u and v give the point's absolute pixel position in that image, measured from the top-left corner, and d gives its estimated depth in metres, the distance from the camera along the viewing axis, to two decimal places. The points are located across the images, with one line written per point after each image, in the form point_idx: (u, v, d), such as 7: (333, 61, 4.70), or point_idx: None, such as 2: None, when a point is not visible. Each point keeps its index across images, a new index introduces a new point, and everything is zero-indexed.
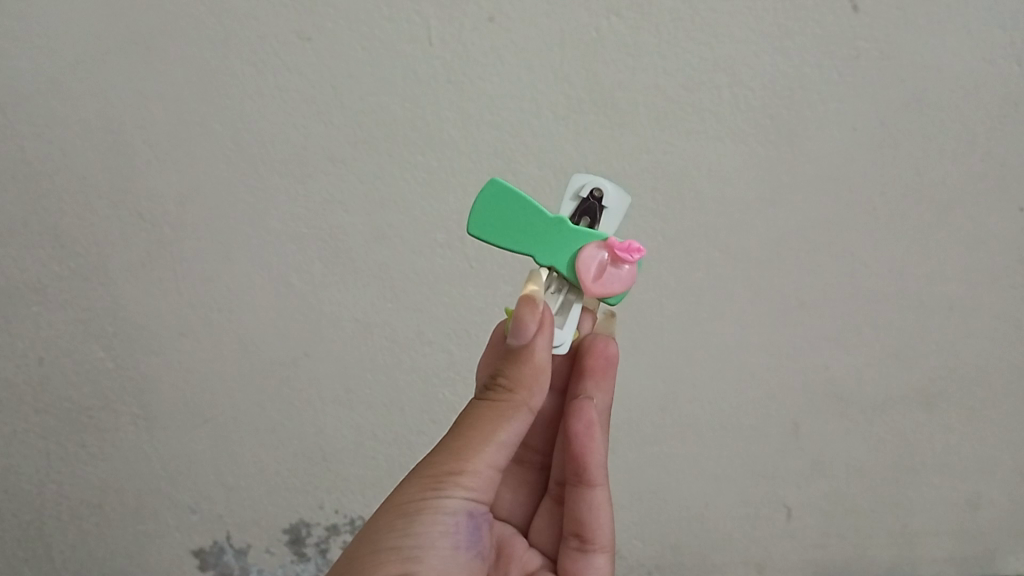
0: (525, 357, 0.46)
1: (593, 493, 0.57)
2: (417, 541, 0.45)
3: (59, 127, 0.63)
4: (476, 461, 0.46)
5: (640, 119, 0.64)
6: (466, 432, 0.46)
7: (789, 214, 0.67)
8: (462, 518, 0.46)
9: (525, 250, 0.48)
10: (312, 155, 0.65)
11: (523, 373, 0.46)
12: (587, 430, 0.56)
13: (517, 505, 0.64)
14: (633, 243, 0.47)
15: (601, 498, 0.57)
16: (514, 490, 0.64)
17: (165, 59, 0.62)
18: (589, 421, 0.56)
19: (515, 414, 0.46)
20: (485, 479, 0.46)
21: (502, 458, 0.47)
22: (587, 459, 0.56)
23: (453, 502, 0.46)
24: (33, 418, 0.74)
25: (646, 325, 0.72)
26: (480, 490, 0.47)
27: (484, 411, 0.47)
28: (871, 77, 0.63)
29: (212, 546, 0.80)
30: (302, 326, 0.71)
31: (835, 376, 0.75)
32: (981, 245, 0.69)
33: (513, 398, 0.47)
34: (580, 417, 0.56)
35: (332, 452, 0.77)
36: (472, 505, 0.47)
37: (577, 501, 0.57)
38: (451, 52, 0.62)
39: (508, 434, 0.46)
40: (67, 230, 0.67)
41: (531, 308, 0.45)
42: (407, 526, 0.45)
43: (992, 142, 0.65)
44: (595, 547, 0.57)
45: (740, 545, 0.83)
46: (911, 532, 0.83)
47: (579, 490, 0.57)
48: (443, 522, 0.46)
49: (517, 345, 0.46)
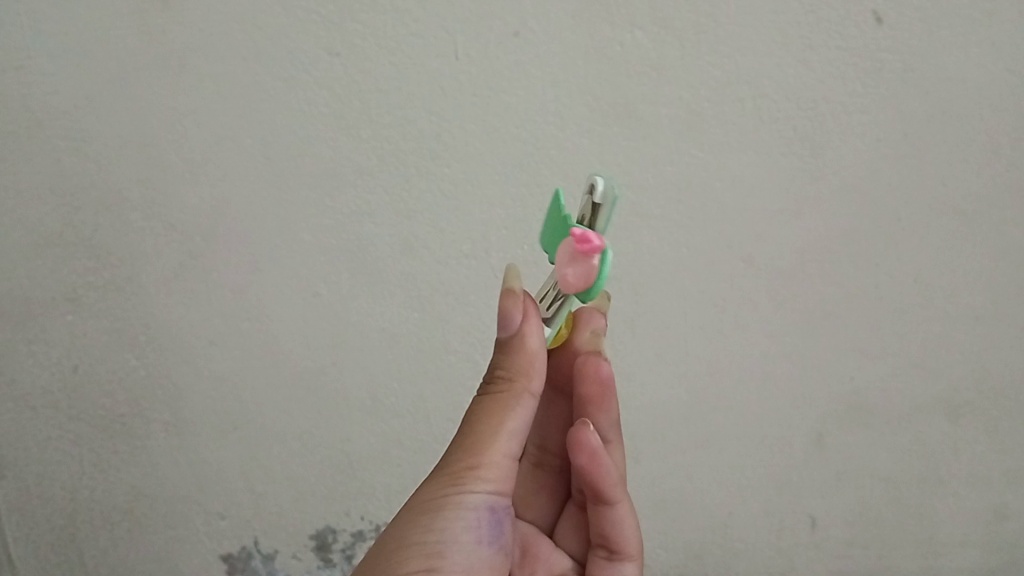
0: (517, 345, 0.47)
1: (614, 508, 0.58)
2: (439, 537, 0.46)
3: (96, 143, 0.64)
4: (491, 453, 0.47)
5: (666, 130, 0.64)
6: (473, 425, 0.47)
7: (815, 225, 0.67)
8: (483, 512, 0.47)
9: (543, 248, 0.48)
10: (342, 167, 0.65)
11: (517, 362, 0.47)
12: (593, 460, 0.56)
13: (540, 506, 0.65)
14: (581, 233, 0.43)
15: (623, 510, 0.59)
16: (537, 496, 0.65)
17: (201, 75, 0.62)
18: (592, 450, 0.55)
19: (519, 403, 0.47)
20: (503, 471, 0.47)
21: (514, 448, 0.48)
22: (599, 483, 0.57)
23: (473, 497, 0.47)
24: (68, 424, 0.75)
25: (670, 334, 0.72)
26: (499, 483, 0.47)
27: (488, 405, 0.47)
28: (894, 89, 0.63)
29: (241, 551, 0.82)
30: (329, 336, 0.72)
31: (860, 385, 0.75)
32: (1007, 254, 0.69)
33: (514, 387, 0.47)
34: (583, 451, 0.55)
35: (360, 459, 0.78)
36: (492, 500, 0.48)
37: (598, 515, 0.59)
38: (478, 66, 0.62)
39: (515, 423, 0.47)
40: (102, 242, 0.67)
41: (512, 299, 0.47)
42: (429, 523, 0.46)
43: (1015, 151, 0.65)
44: (622, 554, 0.60)
45: (766, 558, 0.83)
46: (938, 545, 0.83)
47: (599, 504, 0.58)
48: (465, 517, 0.47)
49: (506, 336, 0.47)
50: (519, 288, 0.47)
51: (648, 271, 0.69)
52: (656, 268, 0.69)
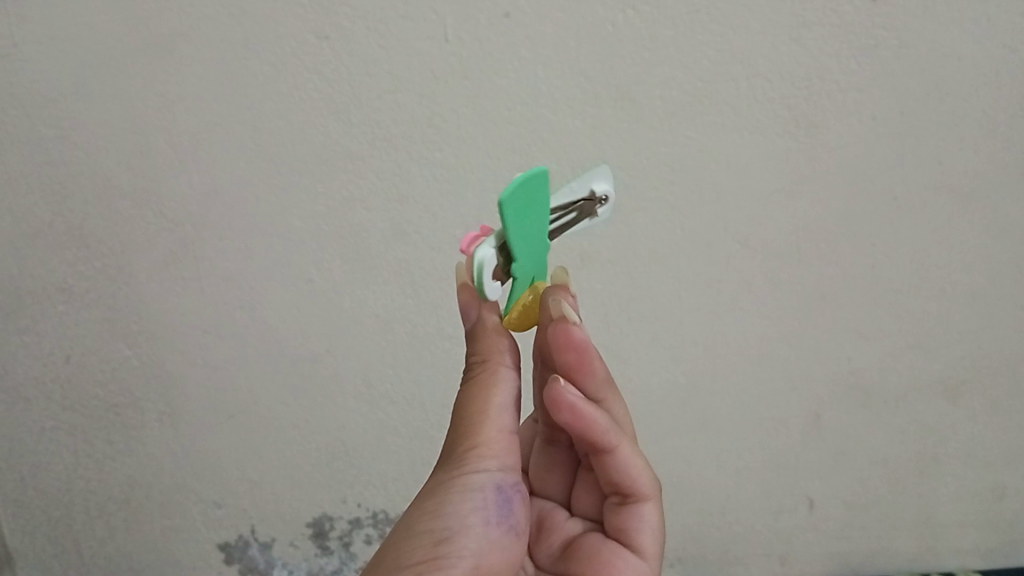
0: (479, 330, 0.47)
1: (616, 453, 0.52)
2: (446, 522, 0.44)
3: (84, 130, 0.63)
4: (485, 429, 0.46)
5: (659, 110, 0.63)
6: (464, 409, 0.47)
7: (811, 205, 0.67)
8: (490, 492, 0.46)
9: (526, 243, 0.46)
10: (332, 153, 0.64)
11: (485, 344, 0.47)
12: (576, 416, 0.50)
13: (555, 481, 0.60)
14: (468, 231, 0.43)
15: (627, 452, 0.53)
16: (547, 471, 0.60)
17: (187, 61, 0.61)
18: (571, 405, 0.50)
19: (499, 377, 0.47)
20: (503, 446, 0.47)
21: (511, 422, 0.47)
22: (590, 434, 0.51)
23: (477, 477, 0.46)
24: (62, 416, 0.75)
25: (667, 316, 0.72)
26: (503, 458, 0.47)
27: (470, 388, 0.47)
28: (891, 67, 0.62)
29: (238, 540, 0.83)
30: (324, 324, 0.72)
31: (857, 366, 0.75)
32: (1005, 233, 0.69)
33: (489, 366, 0.47)
34: (562, 409, 0.49)
35: (356, 446, 0.78)
36: (499, 479, 0.47)
37: (604, 465, 0.53)
38: (468, 48, 0.61)
39: (502, 398, 0.46)
40: (91, 231, 0.67)
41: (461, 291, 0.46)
42: (434, 509, 0.45)
43: (1013, 128, 0.64)
44: (636, 497, 0.54)
45: (762, 538, 0.84)
46: (936, 524, 0.84)
47: (600, 454, 0.53)
48: (471, 498, 0.45)
49: (470, 326, 0.48)
50: None
51: (644, 254, 0.69)
52: (651, 250, 0.69)
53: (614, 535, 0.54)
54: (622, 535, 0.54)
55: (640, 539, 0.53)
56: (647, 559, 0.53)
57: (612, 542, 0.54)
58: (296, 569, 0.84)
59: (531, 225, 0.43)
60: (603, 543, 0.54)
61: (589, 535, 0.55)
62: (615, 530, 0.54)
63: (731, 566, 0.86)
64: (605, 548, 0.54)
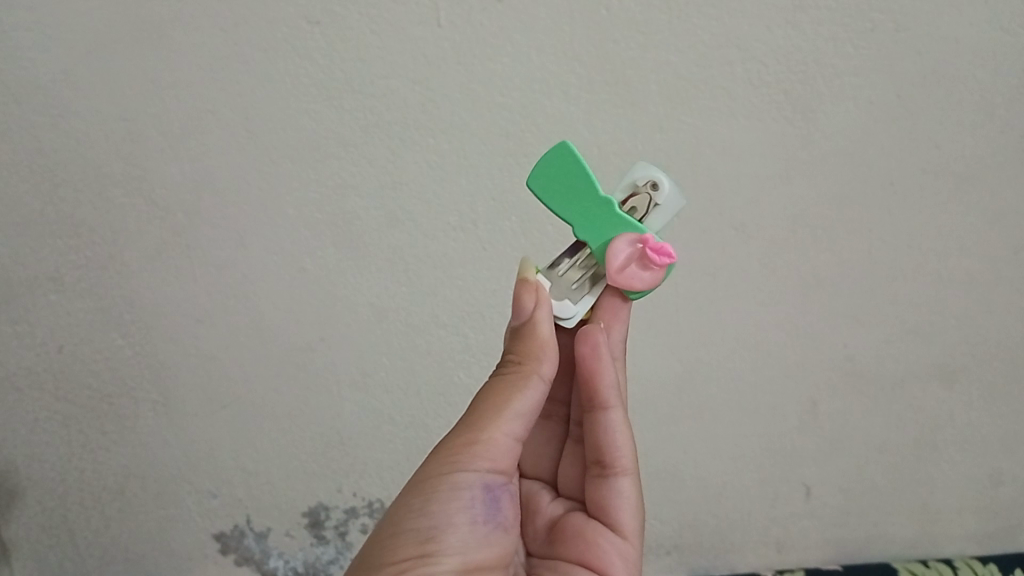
0: (526, 331, 0.47)
1: (609, 413, 0.52)
2: (432, 521, 0.43)
3: (74, 117, 0.62)
4: (490, 429, 0.45)
5: (653, 95, 0.63)
6: (477, 408, 0.46)
7: (807, 188, 0.66)
8: (479, 490, 0.44)
9: (567, 216, 0.48)
10: (324, 140, 0.64)
11: (525, 346, 0.47)
12: (594, 351, 0.51)
13: (546, 459, 0.59)
14: (664, 248, 0.46)
15: (619, 418, 0.52)
16: (538, 445, 0.59)
17: (179, 47, 0.61)
18: (596, 344, 0.51)
19: (525, 382, 0.46)
20: (502, 448, 0.45)
21: (518, 428, 0.46)
22: (593, 383, 0.51)
23: (469, 475, 0.44)
24: (56, 405, 0.74)
25: (662, 303, 0.72)
26: (499, 459, 0.45)
27: (496, 384, 0.46)
28: (885, 49, 0.62)
29: (233, 530, 0.80)
30: (317, 312, 0.71)
31: (853, 352, 0.75)
32: (1001, 217, 0.69)
33: (522, 369, 0.46)
34: (586, 342, 0.51)
35: (350, 436, 0.77)
36: (489, 478, 0.45)
37: (593, 426, 0.53)
38: (461, 34, 0.61)
39: (521, 403, 0.45)
40: (82, 219, 0.66)
41: (524, 287, 0.47)
42: (421, 506, 0.43)
43: (1009, 111, 0.65)
44: (615, 470, 0.52)
45: (762, 527, 0.82)
46: (935, 513, 0.83)
47: (593, 412, 0.53)
48: (460, 496, 0.44)
49: (519, 323, 0.47)
50: (534, 279, 0.48)
51: None
52: None
53: (595, 514, 0.53)
54: (602, 514, 0.52)
55: (620, 518, 0.52)
56: (625, 539, 0.52)
57: (596, 522, 0.52)
58: (291, 559, 0.81)
59: (589, 204, 0.48)
60: (586, 522, 0.53)
61: (573, 514, 0.54)
62: (596, 508, 0.53)
63: (733, 559, 0.83)
64: (590, 529, 0.52)
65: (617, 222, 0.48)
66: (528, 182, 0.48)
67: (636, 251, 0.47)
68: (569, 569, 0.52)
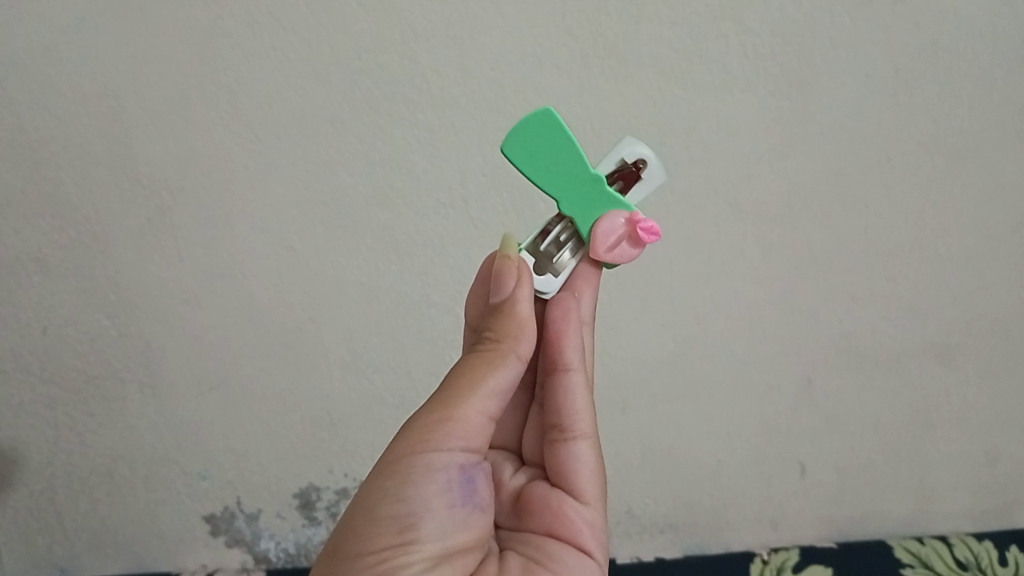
0: (504, 309, 0.46)
1: (570, 376, 0.51)
2: (409, 508, 0.42)
3: (53, 94, 0.61)
4: (465, 409, 0.44)
5: (647, 70, 0.61)
6: (450, 387, 0.44)
7: (803, 164, 0.65)
8: (454, 472, 0.43)
9: (548, 186, 0.46)
10: (311, 116, 0.63)
11: (504, 324, 0.46)
12: (563, 317, 0.51)
13: (511, 427, 0.58)
14: (654, 229, 0.46)
15: (579, 381, 0.51)
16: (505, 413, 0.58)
17: (161, 21, 0.59)
18: (565, 310, 0.51)
19: (502, 361, 0.45)
20: (476, 428, 0.44)
21: (493, 406, 0.45)
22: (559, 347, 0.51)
23: (445, 456, 0.43)
24: (41, 387, 0.73)
25: (656, 281, 0.71)
26: (473, 438, 0.44)
27: (472, 362, 0.45)
28: (883, 21, 0.61)
29: (223, 511, 0.80)
30: (306, 292, 0.70)
31: (848, 330, 0.74)
32: (998, 192, 0.68)
33: (500, 348, 0.45)
34: (557, 307, 0.51)
35: (342, 417, 0.76)
36: (463, 458, 0.44)
37: (553, 390, 0.51)
38: (450, 6, 0.60)
39: (498, 382, 0.44)
40: (65, 198, 0.65)
41: (507, 266, 0.45)
42: (397, 491, 0.42)
43: (1008, 85, 0.64)
44: (571, 434, 0.51)
45: (755, 504, 0.82)
46: (929, 489, 0.82)
47: (556, 376, 0.51)
48: (436, 479, 0.43)
49: (496, 299, 0.46)
50: (515, 254, 0.46)
51: None
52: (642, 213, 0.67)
53: (556, 481, 0.51)
54: (562, 480, 0.51)
55: (582, 483, 0.50)
56: (589, 504, 0.50)
57: (558, 490, 0.51)
58: (282, 540, 0.81)
59: (572, 176, 0.46)
60: (549, 489, 0.51)
61: (536, 482, 0.52)
62: (557, 475, 0.51)
63: (726, 536, 0.83)
64: (553, 497, 0.50)
65: (605, 199, 0.46)
66: (502, 150, 0.45)
67: (625, 230, 0.46)
68: (539, 541, 0.50)
